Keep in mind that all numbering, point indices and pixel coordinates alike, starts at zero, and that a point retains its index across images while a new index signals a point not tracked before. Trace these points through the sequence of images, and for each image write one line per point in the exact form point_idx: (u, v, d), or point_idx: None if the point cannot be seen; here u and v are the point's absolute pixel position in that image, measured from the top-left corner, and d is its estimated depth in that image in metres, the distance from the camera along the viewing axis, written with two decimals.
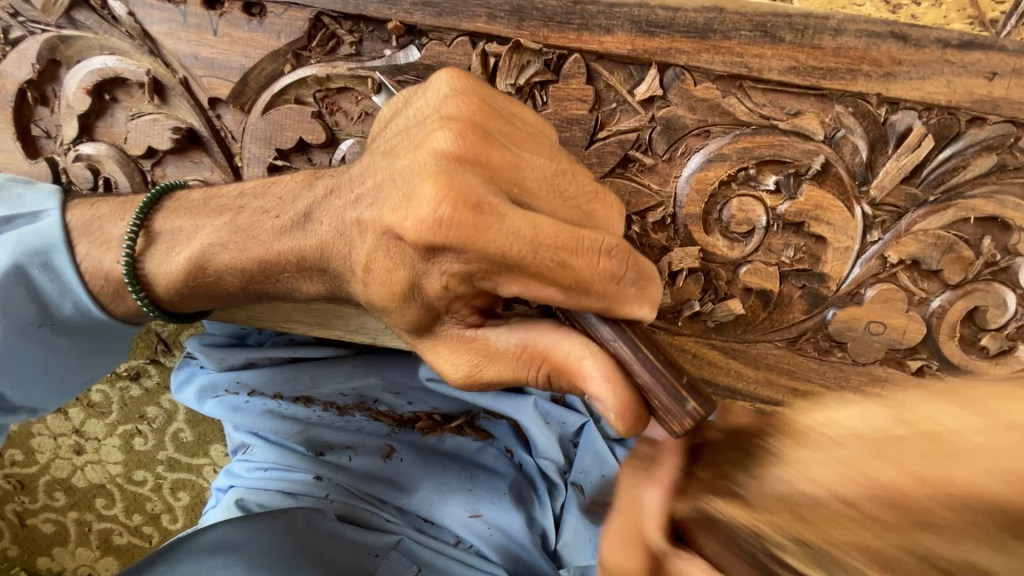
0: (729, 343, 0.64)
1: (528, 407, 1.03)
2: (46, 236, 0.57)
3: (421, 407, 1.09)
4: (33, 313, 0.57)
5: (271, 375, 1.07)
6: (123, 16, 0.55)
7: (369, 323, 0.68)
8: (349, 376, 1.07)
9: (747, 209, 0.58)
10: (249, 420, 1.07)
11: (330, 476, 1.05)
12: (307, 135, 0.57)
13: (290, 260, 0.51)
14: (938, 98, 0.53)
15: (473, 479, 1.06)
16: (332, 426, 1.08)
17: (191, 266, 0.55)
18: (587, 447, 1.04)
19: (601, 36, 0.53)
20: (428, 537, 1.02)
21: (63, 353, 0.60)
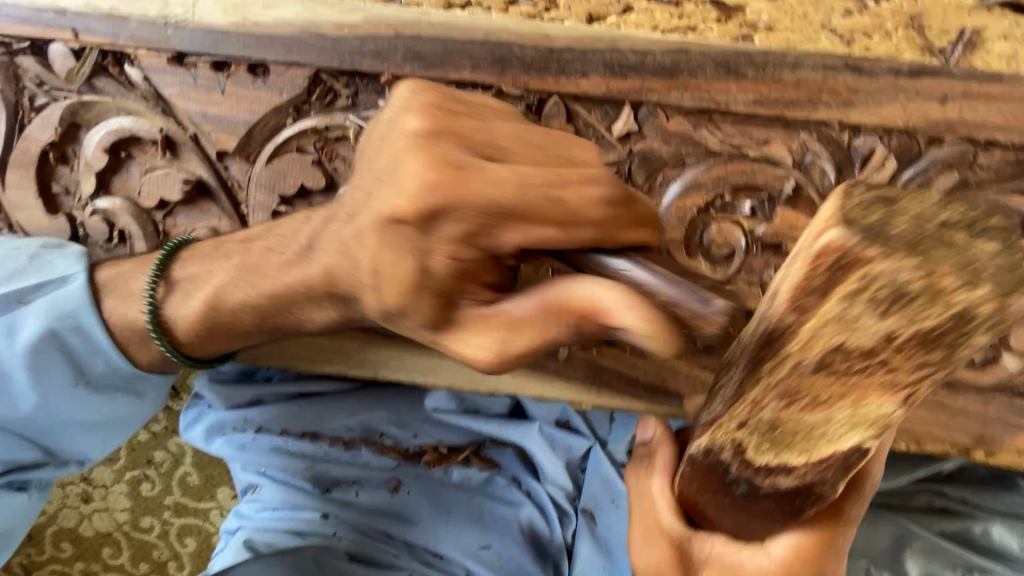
0: (720, 366, 0.64)
1: (534, 432, 1.07)
2: (74, 299, 0.61)
3: (426, 440, 1.10)
4: (69, 372, 0.62)
5: (279, 411, 1.08)
6: (139, 82, 0.60)
7: (370, 357, 0.70)
8: (355, 410, 1.08)
9: (726, 233, 0.60)
10: (258, 458, 1.09)
11: (337, 513, 1.08)
12: (307, 181, 0.61)
13: (300, 289, 0.53)
14: (896, 122, 0.57)
15: (481, 510, 1.09)
16: (339, 461, 1.10)
17: (205, 307, 0.58)
18: (595, 472, 1.08)
19: (577, 80, 0.57)
20: (437, 572, 1.05)
21: (101, 407, 0.65)
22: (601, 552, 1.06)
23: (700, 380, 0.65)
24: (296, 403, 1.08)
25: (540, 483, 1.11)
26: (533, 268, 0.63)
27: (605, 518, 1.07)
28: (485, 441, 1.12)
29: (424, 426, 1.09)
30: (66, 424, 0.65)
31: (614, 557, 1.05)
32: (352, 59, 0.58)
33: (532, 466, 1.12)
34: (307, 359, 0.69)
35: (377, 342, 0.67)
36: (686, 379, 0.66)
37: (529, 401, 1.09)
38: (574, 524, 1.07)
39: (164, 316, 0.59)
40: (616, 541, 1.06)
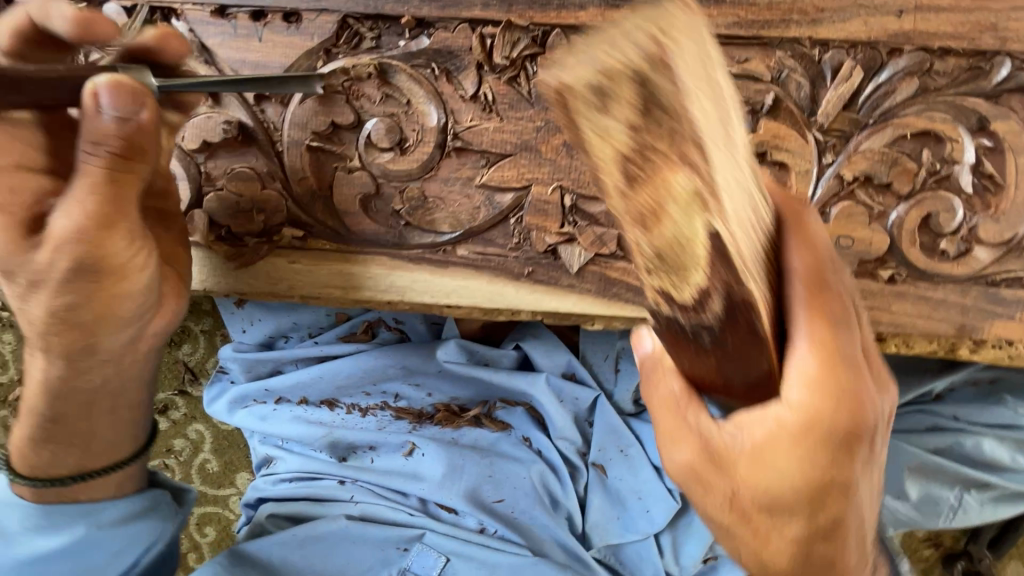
0: None
1: (542, 383, 1.09)
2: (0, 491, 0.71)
3: (439, 398, 1.16)
4: (28, 520, 0.70)
5: (298, 378, 1.17)
6: (185, 34, 0.67)
7: (397, 282, 0.73)
8: (370, 370, 1.14)
9: None
10: (279, 427, 1.18)
11: (355, 478, 1.15)
12: (338, 117, 0.68)
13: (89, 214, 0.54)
14: (859, 36, 0.65)
15: (493, 465, 1.12)
16: (355, 427, 1.16)
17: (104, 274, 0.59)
18: (603, 424, 1.11)
19: (577, 13, 0.65)
20: (451, 525, 1.10)
21: (78, 528, 0.71)
22: (613, 504, 1.11)
23: None
24: (314, 367, 1.16)
25: (550, 438, 1.14)
26: (544, 188, 0.69)
27: (615, 469, 1.11)
28: (495, 401, 1.16)
29: (434, 382, 1.15)
30: (50, 559, 0.70)
31: (625, 507, 1.11)
32: (377, 4, 0.66)
33: (542, 421, 1.15)
34: (339, 285, 0.72)
35: (402, 267, 0.72)
36: None
37: (536, 352, 1.12)
38: (585, 477, 1.12)
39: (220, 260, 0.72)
40: (625, 492, 1.11)
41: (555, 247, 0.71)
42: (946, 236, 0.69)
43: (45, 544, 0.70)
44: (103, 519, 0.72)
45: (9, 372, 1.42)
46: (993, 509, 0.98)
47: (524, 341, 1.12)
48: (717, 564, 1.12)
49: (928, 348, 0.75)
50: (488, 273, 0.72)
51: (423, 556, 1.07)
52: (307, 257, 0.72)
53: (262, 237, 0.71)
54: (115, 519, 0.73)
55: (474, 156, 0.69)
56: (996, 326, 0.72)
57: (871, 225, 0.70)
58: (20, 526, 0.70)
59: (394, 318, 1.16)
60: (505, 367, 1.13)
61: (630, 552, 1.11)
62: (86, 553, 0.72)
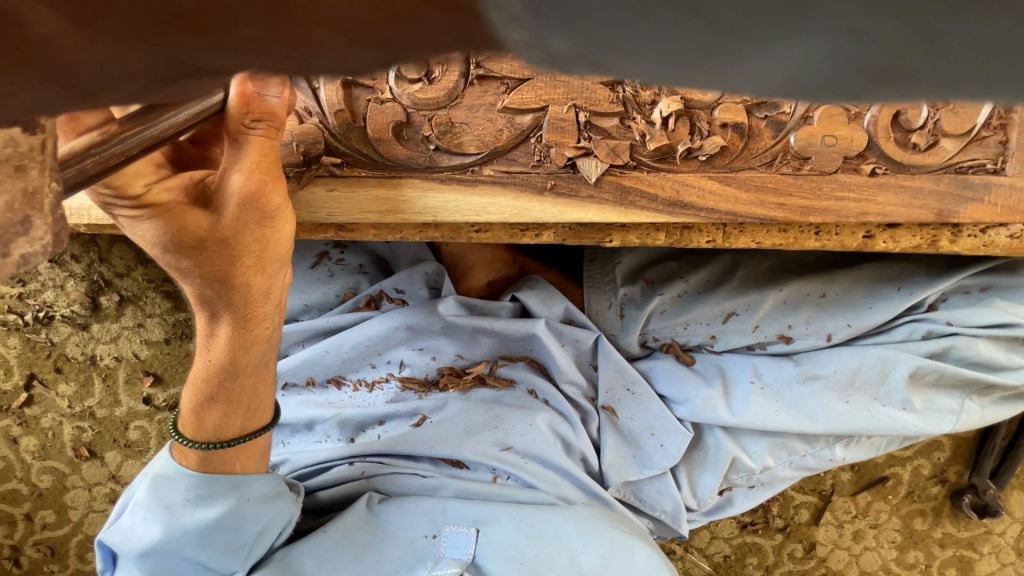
0: (722, 172, 0.79)
1: (541, 326, 1.13)
2: (158, 472, 0.93)
3: (443, 359, 1.17)
4: (187, 491, 0.92)
5: (308, 356, 1.19)
6: None
7: (430, 205, 0.79)
8: (376, 330, 1.16)
9: None
10: (287, 411, 1.21)
11: (363, 455, 1.16)
12: None
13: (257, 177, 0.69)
14: None
15: (499, 417, 1.13)
16: (364, 403, 1.18)
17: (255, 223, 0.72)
18: (606, 363, 1.14)
19: None
20: (467, 481, 1.12)
21: (223, 490, 0.93)
22: (626, 443, 1.14)
23: (706, 188, 0.80)
24: (321, 342, 1.19)
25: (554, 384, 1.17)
26: (560, 108, 0.77)
27: (624, 409, 1.14)
28: (497, 358, 1.18)
29: (437, 345, 1.17)
30: (208, 520, 0.92)
31: (640, 445, 1.14)
32: None
33: (543, 370, 1.19)
34: (377, 209, 0.79)
35: (434, 187, 0.78)
36: (695, 190, 0.80)
37: (532, 300, 1.16)
38: (596, 420, 1.14)
39: None
40: (638, 429, 1.14)
41: (573, 161, 0.78)
42: (916, 131, 0.79)
43: (204, 514, 0.92)
44: (250, 492, 0.95)
45: (13, 379, 1.40)
46: (992, 410, 1.07)
47: (519, 292, 1.17)
48: (732, 495, 1.18)
49: (912, 241, 0.85)
50: (514, 189, 0.79)
51: (453, 532, 1.05)
52: (344, 182, 0.78)
53: (302, 166, 0.77)
54: (259, 495, 0.96)
55: (496, 82, 0.76)
56: (969, 210, 0.81)
57: (851, 124, 0.78)
58: (185, 499, 0.92)
59: (395, 288, 1.20)
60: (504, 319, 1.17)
61: (649, 490, 1.14)
62: (234, 526, 0.94)
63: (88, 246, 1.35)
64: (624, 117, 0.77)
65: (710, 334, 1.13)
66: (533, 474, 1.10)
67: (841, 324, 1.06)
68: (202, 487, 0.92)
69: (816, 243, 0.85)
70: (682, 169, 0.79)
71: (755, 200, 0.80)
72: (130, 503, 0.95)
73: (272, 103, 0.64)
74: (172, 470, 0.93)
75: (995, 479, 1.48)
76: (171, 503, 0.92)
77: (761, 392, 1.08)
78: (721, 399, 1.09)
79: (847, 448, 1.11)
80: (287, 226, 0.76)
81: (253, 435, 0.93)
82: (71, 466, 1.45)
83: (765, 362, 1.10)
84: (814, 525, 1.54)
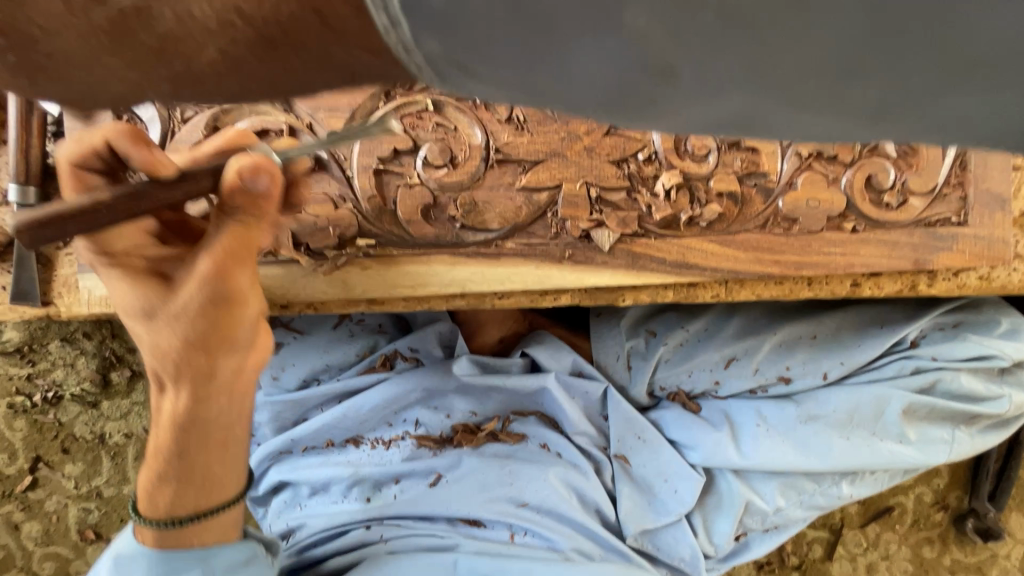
0: (721, 235, 0.88)
1: (551, 379, 1.17)
2: (116, 549, 0.83)
3: (457, 418, 1.20)
4: (143, 571, 0.81)
5: (325, 420, 1.21)
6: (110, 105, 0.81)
7: (457, 277, 0.85)
8: (389, 392, 1.18)
9: (702, 140, 0.86)
10: (306, 471, 1.21)
11: (380, 518, 1.17)
12: (400, 144, 0.82)
13: (221, 251, 0.65)
14: None
15: (513, 472, 1.16)
16: (383, 463, 1.19)
17: (208, 298, 0.66)
18: (616, 413, 1.19)
19: None
20: (482, 540, 1.12)
21: (182, 565, 0.82)
22: (641, 490, 1.17)
23: (708, 250, 0.87)
24: (339, 405, 1.21)
25: (565, 435, 1.21)
26: (573, 185, 0.85)
27: (636, 456, 1.18)
28: (509, 414, 1.22)
29: (450, 403, 1.20)
30: None
31: (654, 492, 1.17)
32: None
33: (554, 423, 1.22)
34: (408, 284, 0.84)
35: (461, 260, 0.84)
36: (698, 252, 0.87)
37: (540, 354, 1.20)
38: (611, 470, 1.17)
39: (303, 280, 0.85)
40: (650, 476, 1.17)
41: (587, 232, 0.86)
42: (886, 191, 0.89)
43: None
44: (218, 563, 0.85)
45: (18, 463, 1.37)
46: (979, 437, 1.13)
47: (530, 347, 1.22)
48: (748, 540, 1.19)
49: (895, 286, 0.94)
50: (535, 259, 0.85)
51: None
52: (378, 263, 0.84)
53: (338, 248, 0.83)
54: (227, 564, 0.86)
55: (513, 165, 0.84)
56: (941, 258, 0.90)
57: (830, 188, 0.88)
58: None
59: (410, 347, 1.24)
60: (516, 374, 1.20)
61: (666, 538, 1.15)
62: None
63: (100, 323, 1.37)
64: (630, 190, 0.86)
65: (715, 380, 1.19)
66: (551, 529, 1.12)
67: (835, 363, 1.13)
68: (160, 565, 0.81)
69: (809, 293, 0.93)
70: (685, 234, 0.87)
71: (754, 258, 0.88)
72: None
73: (256, 196, 0.63)
74: (129, 548, 0.83)
75: (993, 502, 1.52)
76: None
77: (768, 433, 1.12)
78: (730, 441, 1.13)
79: (854, 485, 1.14)
80: (250, 310, 0.69)
81: (212, 513, 0.82)
82: (75, 550, 1.40)
83: (767, 404, 1.15)
84: (828, 561, 1.56)
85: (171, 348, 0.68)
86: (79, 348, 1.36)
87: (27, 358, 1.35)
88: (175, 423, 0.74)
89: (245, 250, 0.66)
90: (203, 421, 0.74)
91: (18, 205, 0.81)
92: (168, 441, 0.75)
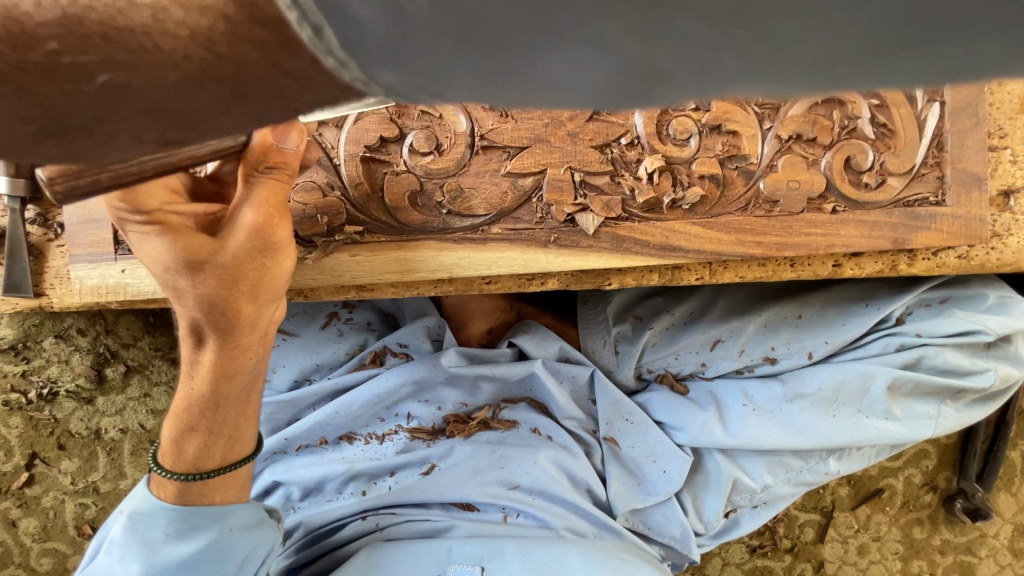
0: (704, 217, 0.89)
1: (539, 365, 1.18)
2: (135, 505, 0.90)
3: (447, 407, 1.21)
4: (166, 525, 0.89)
5: (319, 420, 1.22)
6: None
7: (445, 262, 0.86)
8: (381, 382, 1.19)
9: (684, 124, 0.87)
10: (300, 471, 1.22)
11: (376, 508, 1.19)
12: (386, 132, 0.84)
13: (263, 202, 0.73)
14: None
15: (503, 458, 1.17)
16: (375, 454, 1.21)
17: (255, 246, 0.73)
18: (604, 397, 1.20)
19: None
20: (476, 523, 1.15)
21: (204, 521, 0.90)
22: (631, 473, 1.19)
23: (691, 232, 0.89)
24: (332, 401, 1.22)
25: (555, 421, 1.23)
26: (557, 170, 0.86)
27: (625, 438, 1.19)
28: (500, 402, 1.24)
29: (441, 394, 1.21)
30: (187, 553, 0.89)
31: (643, 473, 1.18)
32: None
33: (544, 409, 1.24)
34: (397, 269, 0.85)
35: (449, 246, 0.86)
36: (681, 234, 0.89)
37: (528, 342, 1.22)
38: (600, 452, 1.19)
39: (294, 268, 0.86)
40: (639, 457, 1.18)
41: (572, 216, 0.87)
42: (865, 172, 0.90)
43: (186, 548, 0.90)
44: (234, 523, 0.93)
45: (14, 459, 1.38)
46: (966, 411, 1.15)
47: (515, 337, 1.23)
48: (738, 516, 1.21)
49: (875, 266, 0.96)
50: (521, 244, 0.87)
51: (457, 570, 1.07)
52: (367, 247, 0.85)
53: (328, 235, 0.84)
54: (242, 524, 0.94)
55: (498, 151, 0.86)
56: (920, 237, 0.92)
57: (810, 170, 0.90)
58: (166, 534, 0.89)
59: (398, 342, 1.25)
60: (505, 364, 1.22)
61: (656, 516, 1.17)
62: (216, 557, 0.92)
63: (94, 319, 1.37)
64: (614, 174, 0.87)
65: (701, 363, 1.21)
66: (543, 510, 1.14)
67: (819, 342, 1.15)
68: (182, 521, 0.89)
69: (792, 274, 0.95)
70: (669, 217, 0.88)
71: (736, 240, 0.90)
72: (104, 544, 0.91)
73: (287, 154, 0.72)
74: (148, 505, 0.89)
75: (982, 482, 1.54)
76: (150, 538, 0.89)
77: (753, 413, 1.14)
78: (717, 423, 1.15)
79: (840, 462, 1.16)
80: (287, 260, 0.78)
81: (233, 465, 0.91)
82: (72, 546, 1.41)
83: (754, 385, 1.17)
84: (820, 543, 1.58)
85: (210, 300, 0.75)
86: (73, 345, 1.37)
87: (22, 355, 1.36)
88: (212, 374, 0.82)
89: (281, 204, 0.75)
90: (234, 370, 0.83)
91: (8, 197, 0.81)
92: (203, 392, 0.83)
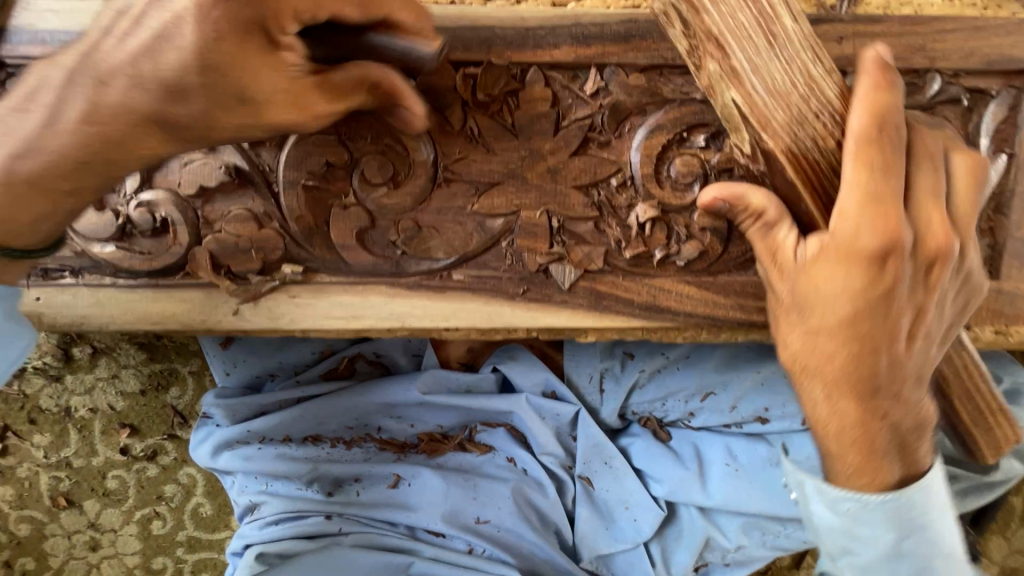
0: (701, 278, 0.76)
1: (523, 402, 1.10)
2: None
3: (422, 428, 1.15)
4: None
5: (284, 420, 1.11)
6: None
7: (397, 310, 0.76)
8: (352, 402, 1.11)
9: (688, 165, 0.73)
10: (262, 466, 1.11)
11: (342, 510, 1.10)
12: (332, 157, 0.71)
13: (269, 190, 0.61)
14: None
15: (476, 487, 1.11)
16: (341, 460, 1.14)
17: (155, 245, 0.62)
18: (585, 436, 1.12)
19: (551, 51, 0.70)
20: (440, 549, 1.08)
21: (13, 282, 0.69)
22: (600, 515, 1.12)
23: (685, 294, 0.77)
24: (297, 407, 1.11)
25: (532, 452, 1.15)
26: (532, 213, 0.74)
27: (601, 481, 1.12)
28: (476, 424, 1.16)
29: (417, 414, 1.14)
30: None
31: (614, 518, 1.12)
32: None
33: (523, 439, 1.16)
34: (340, 315, 0.76)
35: (402, 291, 0.75)
36: (673, 295, 0.76)
37: (514, 372, 1.12)
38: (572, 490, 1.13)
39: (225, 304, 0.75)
40: (612, 502, 1.12)
41: (546, 267, 0.75)
42: None
43: None
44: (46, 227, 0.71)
45: None
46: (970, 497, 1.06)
47: (500, 364, 1.12)
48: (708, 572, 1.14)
49: None
50: (485, 294, 0.76)
51: None
52: (307, 291, 0.75)
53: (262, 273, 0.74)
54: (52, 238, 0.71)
55: (464, 186, 0.73)
56: None
57: None
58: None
59: (373, 352, 1.15)
60: (486, 393, 1.13)
61: (622, 562, 1.13)
62: None
63: None
64: (599, 221, 0.74)
65: (689, 412, 1.11)
66: (507, 547, 1.09)
67: None
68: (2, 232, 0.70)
69: None
70: (660, 274, 0.76)
71: (734, 305, 0.77)
72: None
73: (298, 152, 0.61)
74: None
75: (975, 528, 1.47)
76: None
77: (735, 475, 1.07)
78: (696, 479, 1.08)
79: None
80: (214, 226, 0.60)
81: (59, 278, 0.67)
82: (51, 514, 1.44)
83: (740, 444, 1.10)
84: (795, 570, 1.55)
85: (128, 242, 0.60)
86: None
87: None
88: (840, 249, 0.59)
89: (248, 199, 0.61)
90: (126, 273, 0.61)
91: None
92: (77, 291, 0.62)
